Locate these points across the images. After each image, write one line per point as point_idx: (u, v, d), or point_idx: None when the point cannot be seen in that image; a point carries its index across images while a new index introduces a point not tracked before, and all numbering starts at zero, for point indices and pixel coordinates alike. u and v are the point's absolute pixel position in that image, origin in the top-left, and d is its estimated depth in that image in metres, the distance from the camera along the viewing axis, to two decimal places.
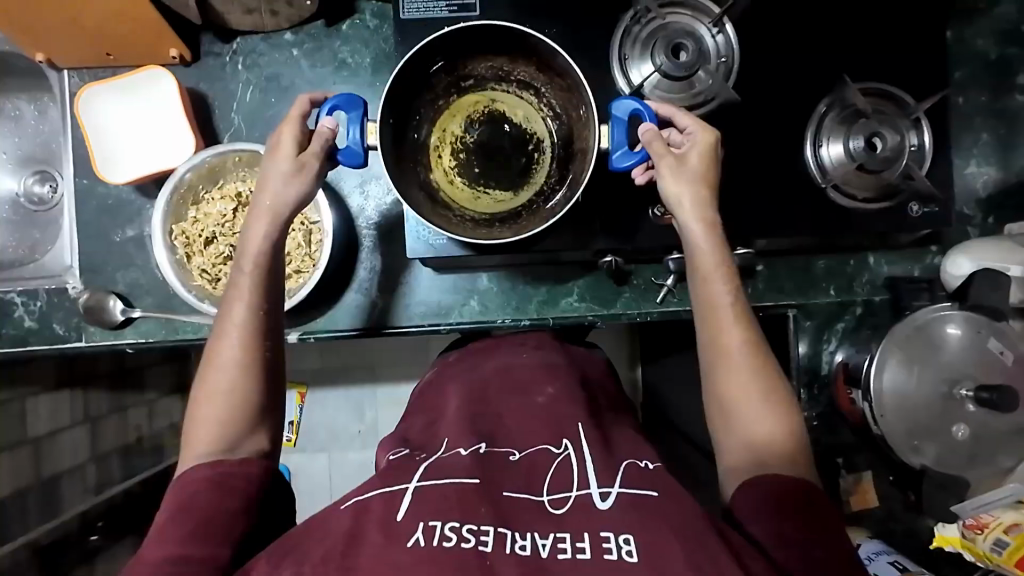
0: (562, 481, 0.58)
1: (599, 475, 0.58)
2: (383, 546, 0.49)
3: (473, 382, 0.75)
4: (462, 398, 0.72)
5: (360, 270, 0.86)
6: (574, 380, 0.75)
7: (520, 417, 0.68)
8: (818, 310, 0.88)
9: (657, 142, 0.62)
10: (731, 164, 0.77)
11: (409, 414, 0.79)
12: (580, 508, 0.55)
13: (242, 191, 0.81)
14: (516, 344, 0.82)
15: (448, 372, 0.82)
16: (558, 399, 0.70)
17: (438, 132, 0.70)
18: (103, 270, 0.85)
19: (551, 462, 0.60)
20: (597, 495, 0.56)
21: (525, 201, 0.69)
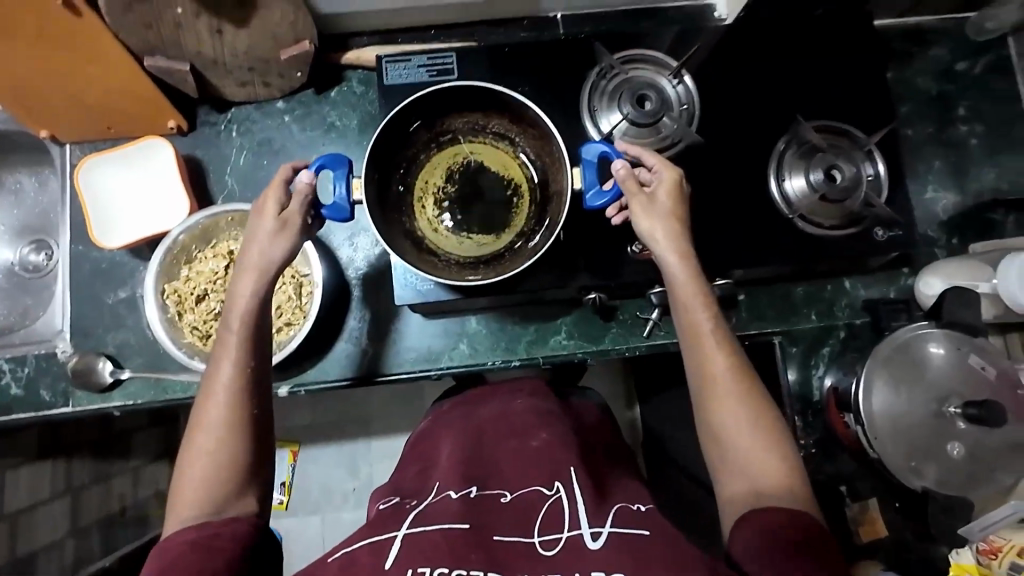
0: (554, 523, 0.57)
1: (590, 517, 0.57)
2: None
3: (466, 429, 0.75)
4: (454, 444, 0.72)
5: (350, 319, 0.87)
6: (567, 426, 0.74)
7: (516, 462, 0.67)
8: (802, 336, 0.89)
9: (630, 181, 0.66)
10: (702, 200, 0.80)
11: (402, 465, 0.78)
12: (572, 549, 0.54)
13: (234, 248, 0.83)
14: (510, 390, 0.81)
15: (442, 420, 0.81)
16: (552, 444, 0.69)
17: (421, 184, 0.73)
18: (93, 332, 0.85)
19: (542, 503, 0.60)
20: (588, 535, 0.55)
21: (506, 243, 0.72)
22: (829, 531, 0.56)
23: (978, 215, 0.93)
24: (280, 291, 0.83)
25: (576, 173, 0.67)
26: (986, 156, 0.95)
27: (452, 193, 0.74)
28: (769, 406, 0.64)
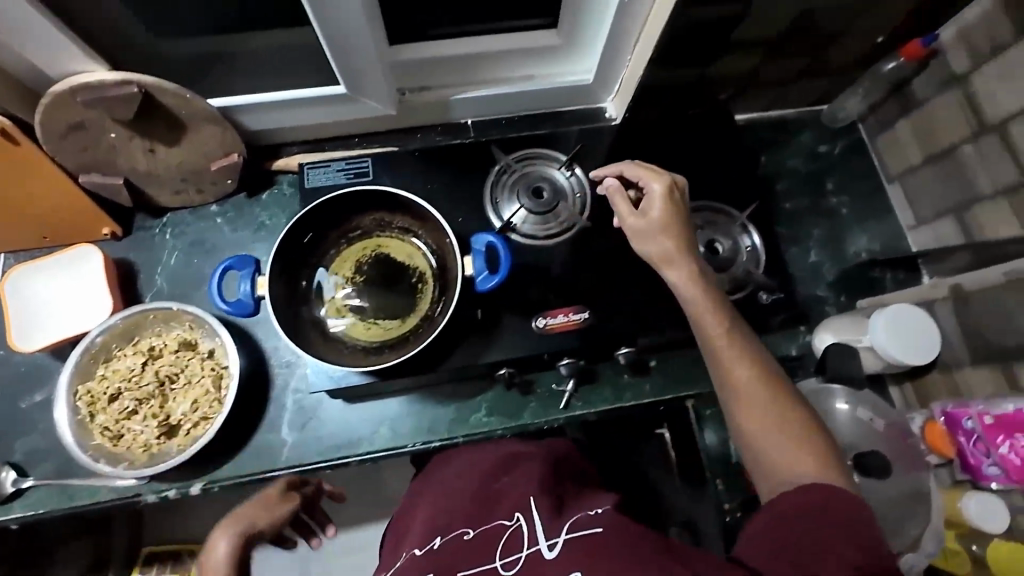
0: (511, 547, 0.62)
1: (546, 530, 0.61)
2: None
3: (436, 492, 0.78)
4: (425, 511, 0.76)
5: (270, 409, 0.88)
6: (538, 457, 0.76)
7: (485, 502, 0.71)
8: (716, 398, 0.92)
9: (617, 197, 0.78)
10: (598, 275, 0.87)
11: (389, 537, 0.81)
12: (531, 565, 0.59)
13: (155, 344, 0.86)
14: (480, 445, 0.83)
15: (418, 489, 0.84)
16: (518, 477, 0.72)
17: (331, 275, 0.79)
18: (3, 439, 0.84)
19: (503, 531, 0.64)
20: (545, 547, 0.60)
21: (411, 326, 0.77)
22: (869, 508, 0.54)
23: (861, 274, 1.03)
24: (197, 384, 0.84)
25: (467, 261, 0.74)
26: (858, 222, 1.06)
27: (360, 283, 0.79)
28: (791, 395, 0.66)
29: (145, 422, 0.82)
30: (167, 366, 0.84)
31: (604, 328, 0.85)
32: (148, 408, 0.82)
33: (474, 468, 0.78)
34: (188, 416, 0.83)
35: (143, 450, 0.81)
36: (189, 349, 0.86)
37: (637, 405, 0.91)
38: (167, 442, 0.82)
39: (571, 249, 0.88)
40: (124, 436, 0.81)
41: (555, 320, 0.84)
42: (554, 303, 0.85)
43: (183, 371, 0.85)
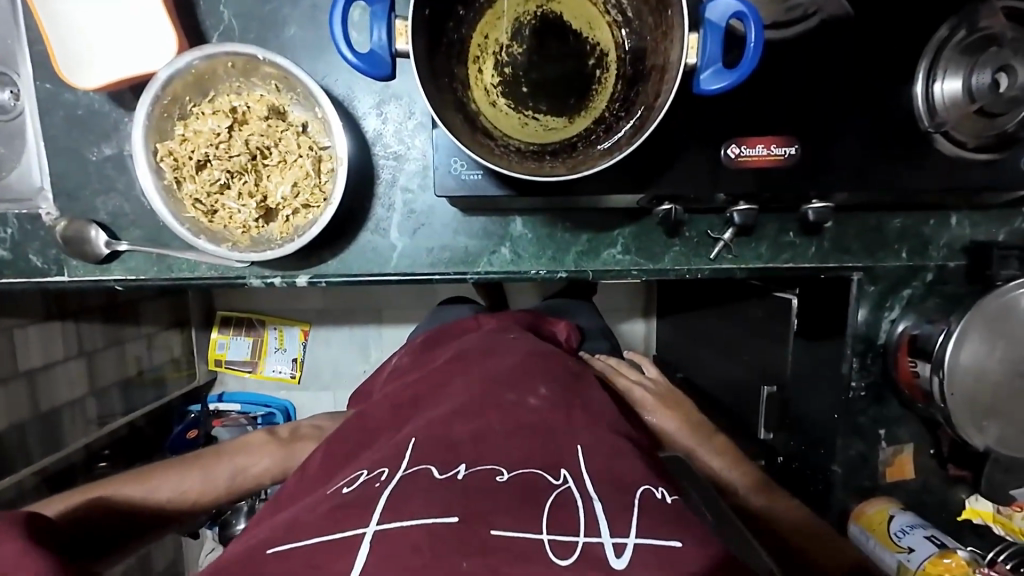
0: (566, 513, 0.44)
1: (619, 516, 0.44)
2: (300, 509, 0.47)
3: (448, 384, 0.63)
4: (431, 388, 0.64)
5: (378, 207, 0.75)
6: (567, 379, 0.63)
7: (534, 444, 0.51)
8: (887, 273, 0.79)
9: None
10: (822, 90, 0.64)
11: (379, 415, 0.63)
12: (558, 517, 0.43)
13: (237, 106, 0.69)
14: (508, 345, 0.69)
15: (441, 369, 0.69)
16: (552, 403, 0.57)
17: (479, 38, 0.57)
18: (80, 196, 0.74)
19: (547, 493, 0.45)
20: (611, 547, 0.41)
21: (580, 130, 0.57)
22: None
23: None
24: (294, 165, 0.69)
25: (693, 40, 0.49)
26: None
27: (459, 159, 0.64)
28: None
29: (240, 201, 0.69)
30: (257, 136, 0.69)
31: (809, 171, 0.66)
32: (242, 185, 0.69)
33: (415, 361, 0.78)
34: (288, 201, 0.70)
35: (242, 231, 0.70)
36: (280, 120, 0.70)
37: (797, 269, 0.78)
38: (266, 226, 0.71)
39: (796, 56, 0.64)
40: (219, 213, 0.69)
41: (752, 152, 0.64)
42: (755, 127, 0.64)
43: (276, 146, 0.69)
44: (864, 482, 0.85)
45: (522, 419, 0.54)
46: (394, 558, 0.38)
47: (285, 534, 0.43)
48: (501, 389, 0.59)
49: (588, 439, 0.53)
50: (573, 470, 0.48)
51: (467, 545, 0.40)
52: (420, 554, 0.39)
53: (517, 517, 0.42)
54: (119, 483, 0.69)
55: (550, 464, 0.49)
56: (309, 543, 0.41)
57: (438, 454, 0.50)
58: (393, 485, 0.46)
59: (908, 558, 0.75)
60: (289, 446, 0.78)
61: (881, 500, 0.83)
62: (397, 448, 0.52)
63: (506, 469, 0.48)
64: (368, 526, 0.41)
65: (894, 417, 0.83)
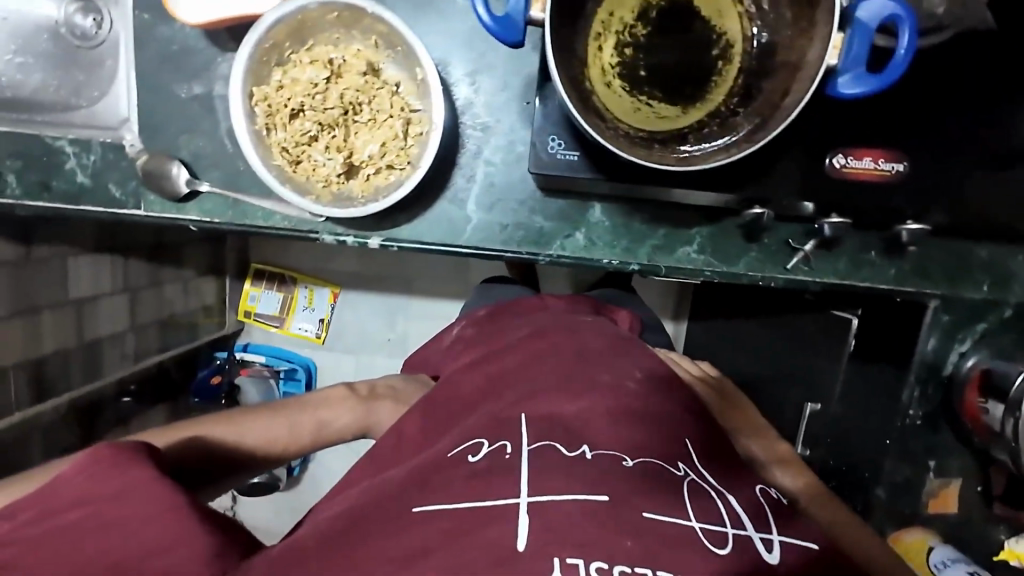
0: (704, 504, 0.46)
1: (752, 513, 0.47)
2: (435, 478, 0.48)
3: (533, 359, 0.63)
4: (516, 362, 0.63)
5: (458, 177, 0.74)
6: (653, 363, 0.62)
7: (650, 431, 0.51)
8: (964, 304, 0.77)
9: None
10: (940, 107, 0.62)
11: (464, 388, 0.64)
12: (702, 508, 0.45)
13: (334, 58, 0.68)
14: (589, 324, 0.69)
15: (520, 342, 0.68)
16: (648, 389, 0.57)
17: (604, 14, 0.55)
18: (164, 131, 0.74)
19: (679, 482, 0.47)
20: (759, 542, 0.44)
21: (693, 122, 0.56)
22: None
23: None
24: (384, 124, 0.68)
25: (837, 40, 0.48)
26: None
27: (560, 139, 0.63)
28: None
29: (327, 154, 0.69)
30: (352, 91, 0.68)
31: (914, 191, 0.64)
32: (331, 139, 0.68)
33: (485, 333, 0.79)
34: (373, 160, 0.69)
35: (324, 185, 0.69)
36: (376, 77, 0.68)
37: (872, 289, 0.76)
38: (347, 183, 0.70)
39: (918, 69, 0.61)
40: (304, 164, 0.69)
41: (859, 164, 0.62)
42: (865, 138, 0.62)
43: (369, 103, 0.68)
44: (906, 510, 0.84)
45: (622, 404, 0.54)
46: (557, 532, 0.41)
47: (430, 499, 0.46)
48: (591, 369, 0.59)
49: (697, 432, 0.54)
50: (691, 462, 0.50)
51: (627, 528, 0.41)
52: (580, 529, 0.41)
53: (662, 501, 0.44)
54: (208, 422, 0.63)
55: (671, 454, 0.50)
56: (462, 509, 0.44)
57: (556, 432, 0.50)
58: (526, 460, 0.47)
59: None
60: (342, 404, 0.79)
61: (920, 530, 0.83)
62: (506, 421, 0.53)
63: (628, 455, 0.48)
64: (520, 496, 0.44)
65: (947, 450, 0.82)
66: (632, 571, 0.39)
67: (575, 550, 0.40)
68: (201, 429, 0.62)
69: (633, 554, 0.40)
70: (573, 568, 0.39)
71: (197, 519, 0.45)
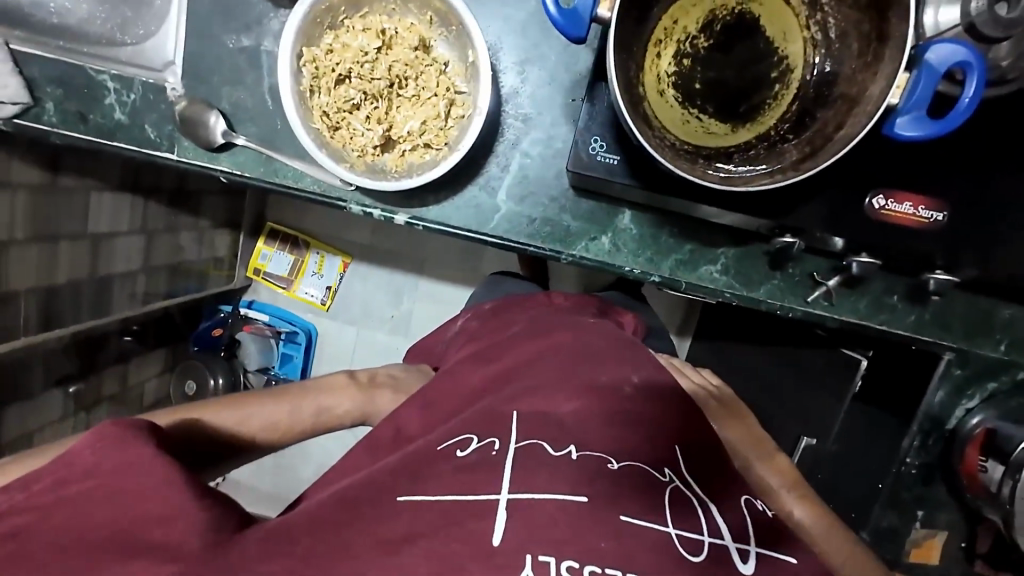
0: (686, 512, 0.45)
1: (733, 524, 0.46)
2: (420, 468, 0.48)
3: (535, 355, 0.62)
4: (516, 355, 0.63)
5: (492, 165, 0.74)
6: (653, 364, 0.60)
7: (636, 436, 0.51)
8: (978, 361, 0.77)
9: None
10: (989, 161, 0.61)
11: (465, 377, 0.63)
12: (682, 515, 0.44)
13: (387, 29, 0.67)
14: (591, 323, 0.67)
15: (519, 336, 0.67)
16: (644, 393, 0.55)
17: (667, 20, 0.54)
18: (207, 79, 0.73)
19: (661, 487, 0.46)
20: (736, 552, 0.44)
21: (740, 141, 0.56)
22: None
23: None
24: (428, 102, 0.68)
25: (903, 78, 0.47)
26: None
27: (602, 141, 0.63)
28: None
29: (367, 124, 0.68)
30: (400, 64, 0.67)
31: (948, 242, 0.63)
32: (373, 109, 0.68)
33: (489, 323, 0.78)
34: (412, 136, 0.69)
35: (359, 155, 0.69)
36: (426, 53, 0.68)
37: (888, 333, 0.76)
38: (382, 156, 0.70)
39: (975, 119, 0.60)
40: (342, 131, 0.69)
41: (898, 207, 0.62)
42: (909, 182, 0.61)
43: (416, 78, 0.68)
44: (887, 557, 0.85)
45: (613, 408, 0.53)
46: (534, 530, 0.41)
47: (416, 489, 0.46)
48: (591, 368, 0.58)
49: (687, 439, 0.53)
50: (676, 469, 0.49)
51: (605, 529, 0.41)
52: (557, 529, 0.41)
53: (642, 506, 0.44)
54: (209, 407, 0.63)
55: (657, 461, 0.49)
56: (446, 499, 0.44)
57: (546, 432, 0.50)
58: (512, 455, 0.47)
59: None
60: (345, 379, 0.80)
61: None
62: (499, 415, 0.53)
63: (615, 458, 0.48)
64: (500, 493, 0.43)
65: (937, 503, 0.82)
66: (603, 572, 0.39)
67: (547, 548, 0.40)
68: (206, 413, 0.63)
69: (608, 556, 0.40)
70: (544, 566, 0.39)
71: (195, 487, 0.44)
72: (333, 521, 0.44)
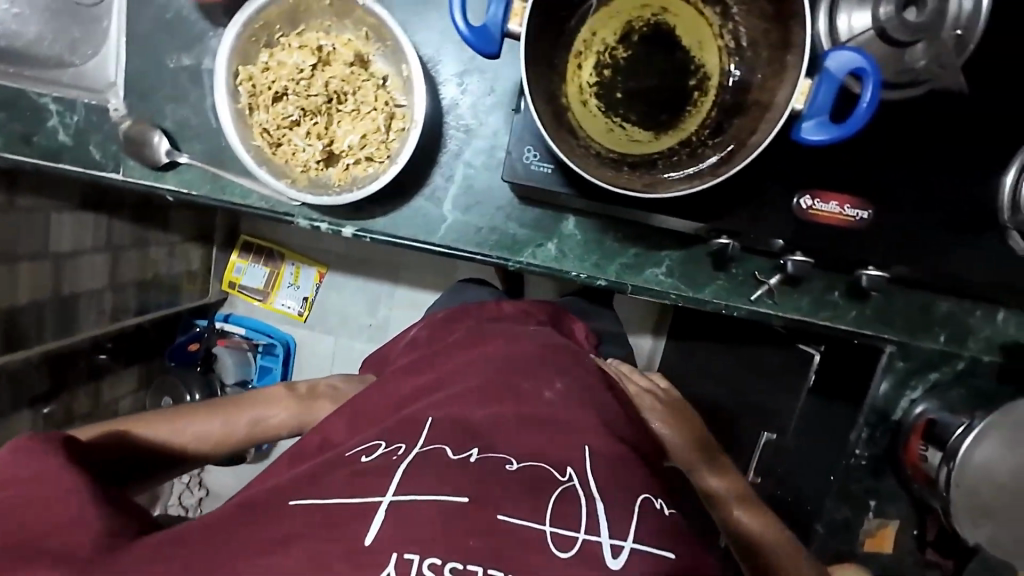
0: (568, 510, 0.45)
1: (615, 521, 0.45)
2: (321, 470, 0.50)
3: (474, 366, 0.63)
4: (457, 367, 0.64)
5: (437, 176, 0.75)
6: (586, 379, 0.63)
7: (544, 438, 0.52)
8: (920, 353, 0.79)
9: None
10: (912, 161, 0.63)
11: (408, 388, 0.65)
12: (560, 512, 0.45)
13: (324, 45, 0.68)
14: (523, 333, 0.69)
15: (459, 350, 0.69)
16: (567, 398, 0.57)
17: (586, 34, 0.56)
18: (150, 98, 0.74)
19: (553, 486, 0.47)
20: (608, 547, 0.43)
21: (663, 148, 0.57)
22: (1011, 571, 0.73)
23: None
24: (367, 116, 0.69)
25: (806, 86, 0.49)
26: None
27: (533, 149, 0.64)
28: None
29: (307, 140, 0.69)
30: (337, 80, 0.68)
31: (876, 239, 0.65)
32: (313, 125, 0.69)
33: (439, 334, 0.80)
34: (353, 150, 0.69)
35: (302, 170, 0.70)
36: (363, 68, 0.69)
37: (831, 328, 0.77)
38: (326, 171, 0.71)
39: (901, 119, 0.62)
40: (284, 147, 0.69)
41: (824, 207, 0.63)
42: (834, 182, 0.63)
43: (354, 93, 0.69)
44: (841, 547, 0.86)
45: (526, 409, 0.55)
46: (407, 530, 0.42)
47: (308, 492, 0.47)
48: (517, 377, 0.60)
49: (596, 439, 0.53)
50: (578, 469, 0.49)
51: (477, 527, 0.43)
52: (430, 528, 0.43)
53: (525, 503, 0.45)
54: (140, 421, 0.69)
55: (558, 461, 0.50)
56: (330, 501, 0.45)
57: (454, 435, 0.52)
58: (410, 461, 0.48)
59: None
60: (300, 397, 0.81)
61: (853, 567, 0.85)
62: (411, 423, 0.55)
63: (515, 459, 0.50)
64: (384, 495, 0.45)
65: (888, 493, 0.84)
66: (465, 568, 0.41)
67: (412, 546, 0.41)
68: (134, 427, 0.68)
69: (475, 552, 0.41)
70: (408, 563, 0.41)
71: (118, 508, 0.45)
72: (224, 522, 0.46)
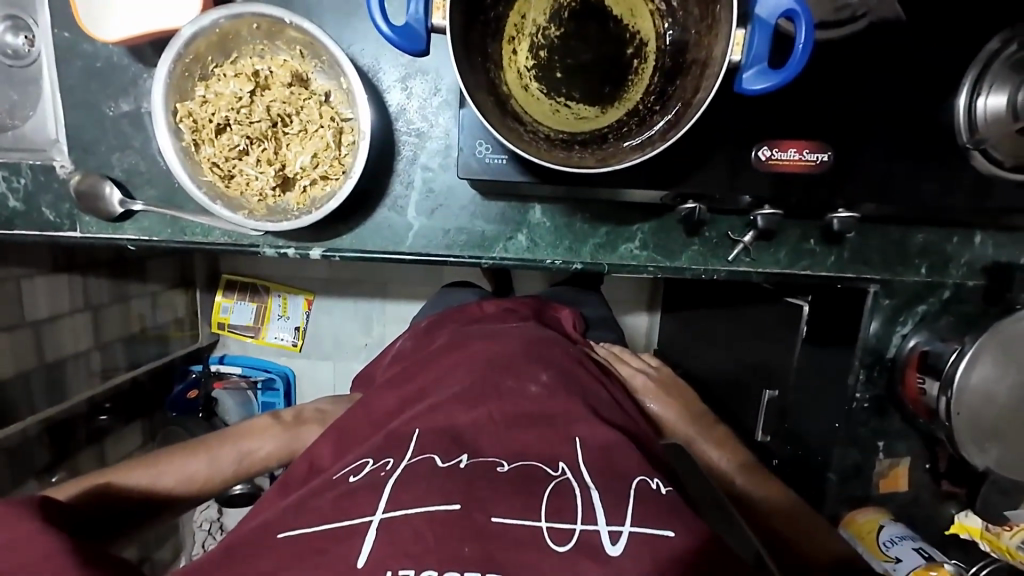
0: (561, 503, 0.45)
1: (612, 507, 0.45)
2: (309, 496, 0.49)
3: (459, 371, 0.63)
4: (442, 375, 0.64)
5: (396, 184, 0.74)
6: (571, 368, 0.63)
7: (532, 435, 0.52)
8: (904, 288, 0.79)
9: None
10: (863, 98, 0.63)
11: (397, 401, 0.64)
12: (554, 505, 0.45)
13: (260, 70, 0.67)
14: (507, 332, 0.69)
15: (445, 356, 0.69)
16: (551, 390, 0.57)
17: (516, 17, 0.55)
18: (96, 150, 0.73)
19: (544, 482, 0.47)
20: (606, 535, 0.43)
21: (611, 121, 0.56)
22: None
23: None
24: (315, 134, 0.68)
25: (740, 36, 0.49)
26: None
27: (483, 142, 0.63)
28: None
29: (258, 167, 0.68)
30: (279, 102, 0.67)
31: (841, 181, 0.64)
32: (261, 151, 0.68)
33: (424, 342, 0.79)
34: (306, 171, 0.68)
35: (259, 199, 0.69)
36: (302, 87, 0.68)
37: (813, 276, 0.77)
38: (283, 196, 0.69)
39: (842, 57, 0.62)
40: (236, 178, 0.68)
41: (783, 155, 0.63)
42: (789, 130, 0.63)
43: (298, 113, 0.68)
44: (857, 492, 0.86)
45: (516, 409, 0.55)
46: (400, 545, 0.41)
47: (296, 524, 0.46)
48: (501, 376, 0.59)
49: (587, 429, 0.53)
50: (570, 462, 0.49)
51: (469, 532, 0.42)
52: (423, 541, 0.41)
53: (516, 504, 0.44)
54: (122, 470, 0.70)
55: (547, 458, 0.50)
56: (316, 529, 0.44)
57: (441, 442, 0.51)
58: (399, 474, 0.48)
59: (893, 568, 0.76)
60: (292, 430, 0.80)
61: (871, 510, 0.84)
62: (398, 438, 0.54)
63: (506, 461, 0.49)
64: (374, 514, 0.44)
65: (894, 431, 0.84)
66: None
67: (406, 561, 0.40)
68: (115, 476, 0.69)
69: (470, 560, 0.40)
70: None
71: None
72: (210, 563, 0.44)
